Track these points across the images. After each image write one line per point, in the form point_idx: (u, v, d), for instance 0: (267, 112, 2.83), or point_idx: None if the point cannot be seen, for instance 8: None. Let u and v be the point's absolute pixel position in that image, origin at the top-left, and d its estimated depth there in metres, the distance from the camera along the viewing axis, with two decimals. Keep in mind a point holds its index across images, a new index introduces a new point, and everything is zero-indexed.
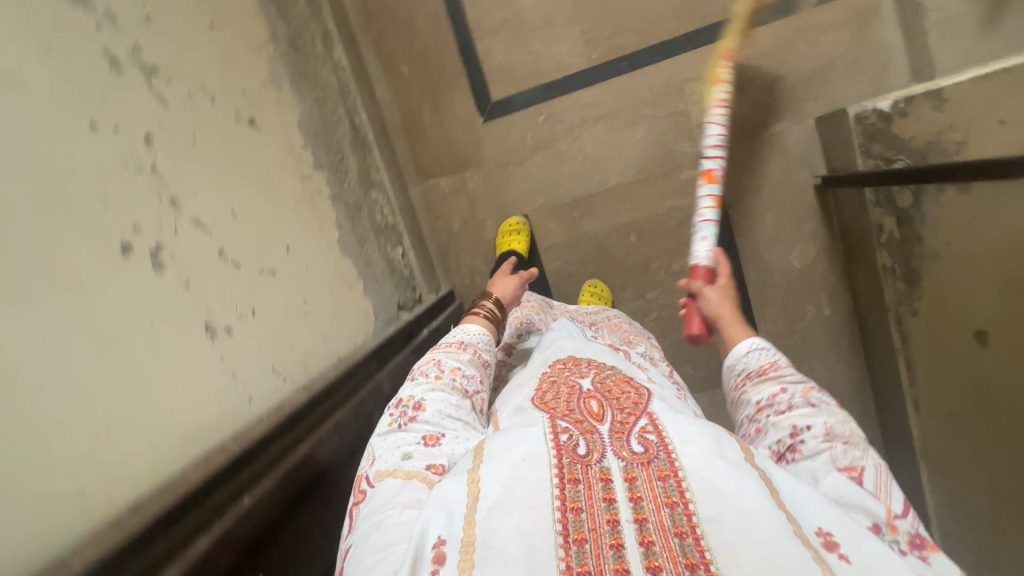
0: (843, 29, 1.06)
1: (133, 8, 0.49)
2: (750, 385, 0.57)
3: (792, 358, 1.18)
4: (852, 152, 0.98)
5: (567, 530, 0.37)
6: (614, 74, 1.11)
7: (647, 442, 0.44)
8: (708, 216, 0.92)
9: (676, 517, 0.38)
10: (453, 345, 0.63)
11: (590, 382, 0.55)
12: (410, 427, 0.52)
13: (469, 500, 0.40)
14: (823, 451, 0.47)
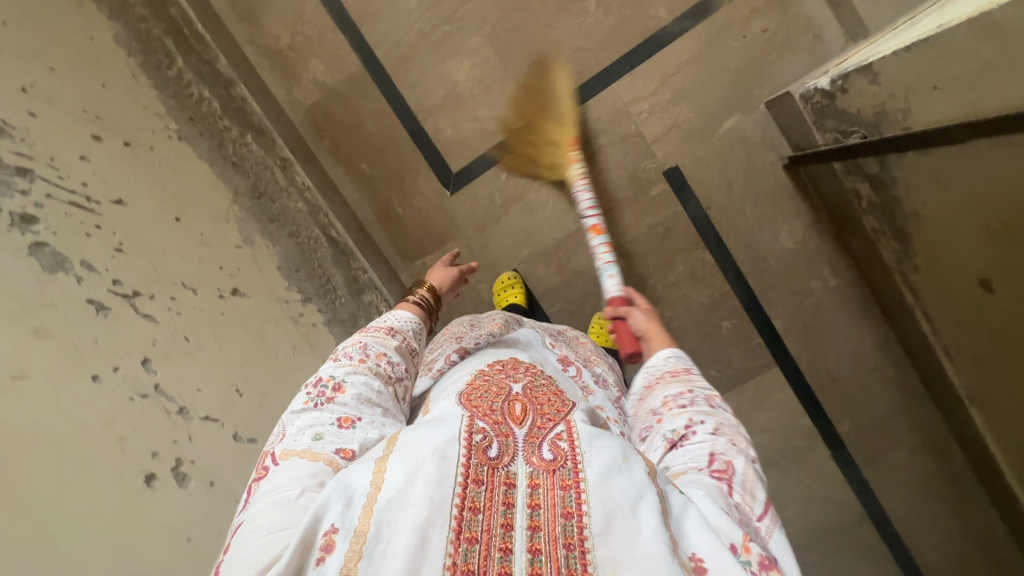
0: (768, 13, 1.07)
1: (103, 247, 0.54)
2: (666, 383, 0.65)
3: (810, 336, 1.17)
4: (809, 129, 0.98)
5: (460, 527, 0.38)
6: (560, 116, 1.13)
7: (559, 450, 0.46)
8: (607, 258, 0.99)
9: (567, 528, 0.39)
10: (381, 329, 0.63)
11: (521, 387, 0.56)
12: (326, 407, 0.52)
13: (370, 487, 0.39)
14: (706, 443, 0.54)
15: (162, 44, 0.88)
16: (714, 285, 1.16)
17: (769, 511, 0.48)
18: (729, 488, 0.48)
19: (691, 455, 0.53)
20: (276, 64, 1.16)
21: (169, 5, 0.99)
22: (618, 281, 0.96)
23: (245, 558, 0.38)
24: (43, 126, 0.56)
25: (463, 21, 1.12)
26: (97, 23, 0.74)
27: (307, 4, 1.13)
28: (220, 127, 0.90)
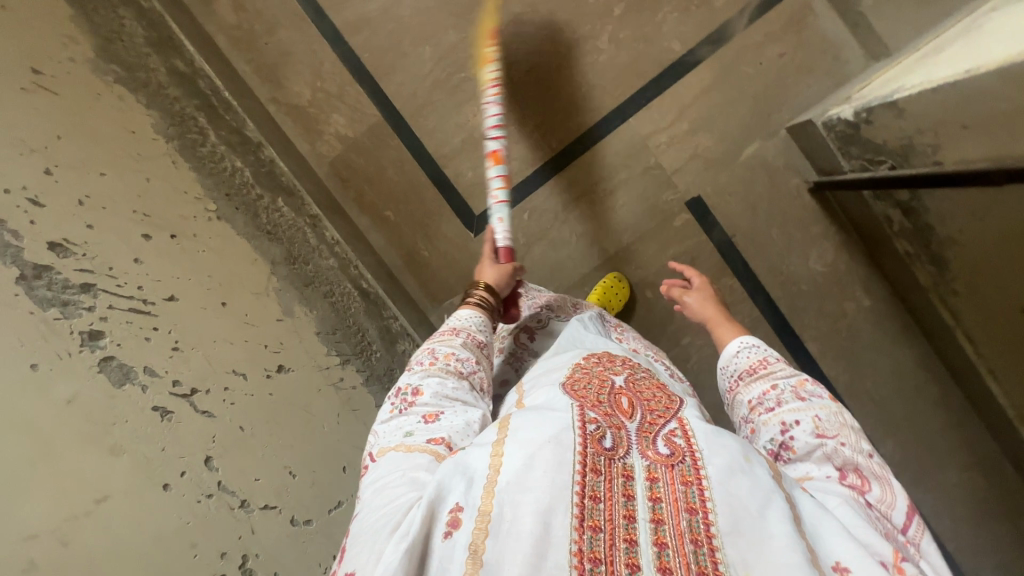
0: (784, 37, 1.05)
1: (161, 348, 0.58)
2: (744, 387, 0.66)
3: (846, 357, 1.15)
4: (834, 156, 0.97)
5: (583, 515, 0.40)
6: (578, 154, 1.14)
7: (674, 444, 0.47)
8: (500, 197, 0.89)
9: (694, 523, 0.40)
10: (445, 332, 0.66)
11: (622, 380, 0.58)
12: (410, 412, 0.57)
13: (490, 471, 0.43)
14: (814, 451, 0.54)
15: (195, 122, 0.92)
16: (744, 311, 1.15)
17: (914, 521, 0.49)
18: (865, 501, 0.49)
19: (805, 465, 0.54)
20: (298, 120, 1.20)
21: (196, 78, 1.03)
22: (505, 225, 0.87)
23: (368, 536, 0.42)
24: (99, 234, 0.59)
25: (477, 67, 1.13)
26: (136, 115, 0.79)
27: (326, 61, 1.17)
28: (253, 197, 0.93)
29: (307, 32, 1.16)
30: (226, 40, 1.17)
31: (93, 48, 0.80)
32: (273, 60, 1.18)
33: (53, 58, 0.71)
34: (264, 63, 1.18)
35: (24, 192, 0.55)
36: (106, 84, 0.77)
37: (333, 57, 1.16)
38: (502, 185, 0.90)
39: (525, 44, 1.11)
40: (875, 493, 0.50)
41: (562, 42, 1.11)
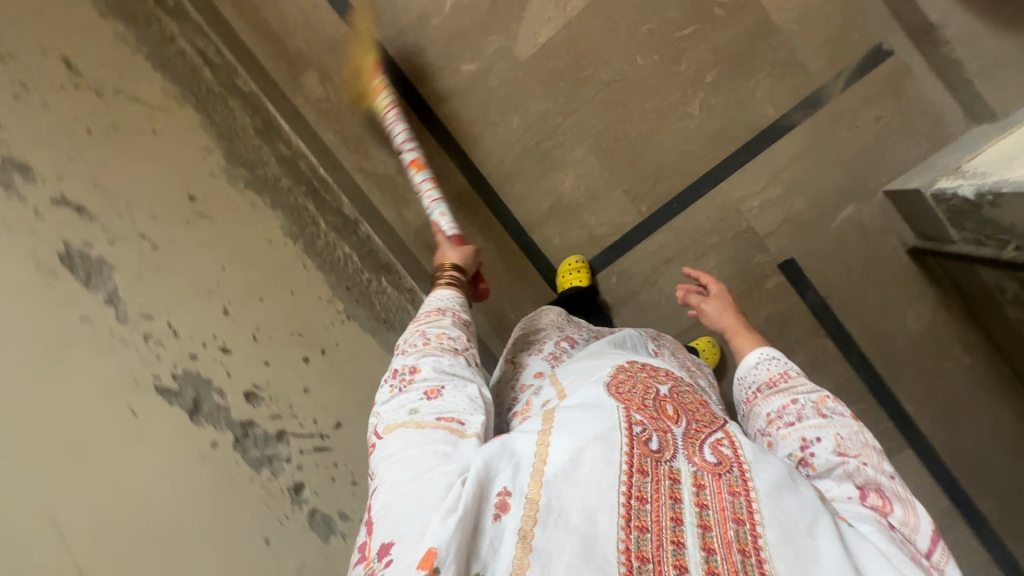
0: (881, 101, 1.05)
1: (346, 485, 0.71)
2: (763, 398, 0.64)
3: (944, 415, 1.14)
4: (942, 226, 0.97)
5: (629, 516, 0.42)
6: (669, 218, 1.14)
7: (720, 453, 0.48)
8: (432, 196, 1.00)
9: (741, 534, 0.42)
10: (432, 313, 0.69)
11: (666, 387, 0.57)
12: (409, 389, 0.58)
13: (536, 460, 0.45)
14: (835, 467, 0.52)
15: (308, 212, 0.94)
16: (838, 371, 1.15)
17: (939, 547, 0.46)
18: (890, 524, 0.47)
19: (826, 482, 0.53)
20: (385, 189, 1.21)
21: (298, 159, 1.04)
22: (449, 218, 0.97)
23: (403, 515, 0.43)
24: (275, 370, 0.70)
25: (566, 135, 1.14)
26: (269, 222, 0.83)
27: (413, 132, 1.18)
28: (363, 282, 0.95)
29: None
30: (315, 112, 1.19)
31: (224, 154, 0.83)
32: (360, 131, 1.19)
33: (200, 182, 0.77)
34: (351, 134, 1.19)
35: (215, 341, 0.66)
36: (242, 193, 0.81)
37: (421, 127, 1.17)
38: (429, 186, 1.01)
39: (616, 112, 1.12)
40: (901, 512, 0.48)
41: (653, 110, 1.11)
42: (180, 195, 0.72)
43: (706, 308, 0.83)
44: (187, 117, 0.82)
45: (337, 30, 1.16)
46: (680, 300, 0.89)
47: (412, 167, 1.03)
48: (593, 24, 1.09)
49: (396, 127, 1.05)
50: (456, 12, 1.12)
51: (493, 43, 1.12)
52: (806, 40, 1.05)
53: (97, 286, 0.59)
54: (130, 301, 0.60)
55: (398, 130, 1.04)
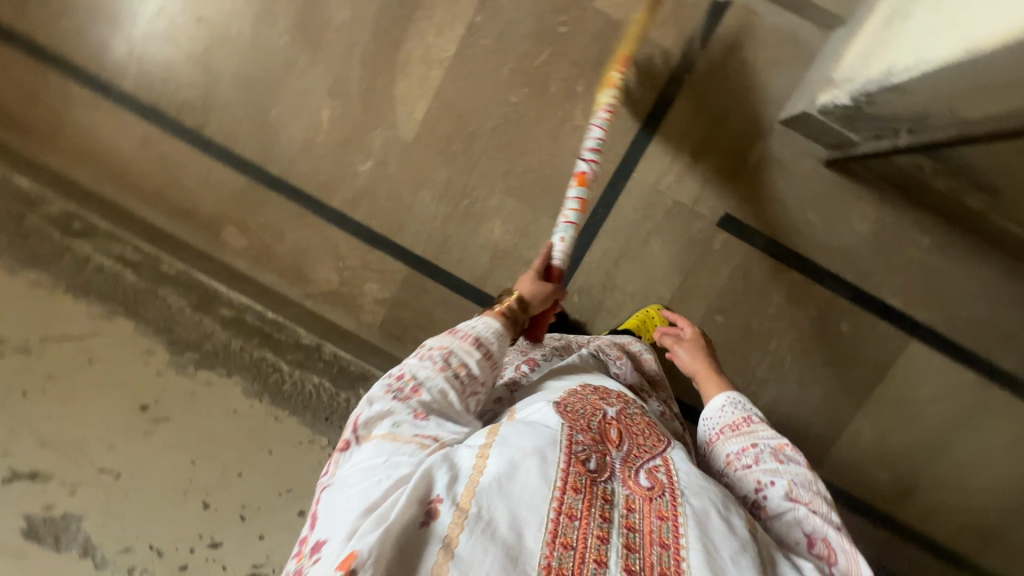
0: (741, 46, 1.09)
1: None
2: (727, 438, 0.78)
3: (931, 298, 1.14)
4: (840, 132, 1.00)
5: (556, 533, 0.50)
6: (601, 224, 1.17)
7: (654, 478, 0.59)
8: (570, 216, 0.96)
9: (664, 557, 0.52)
10: (466, 338, 0.74)
11: (613, 410, 0.68)
12: (405, 401, 0.65)
13: (473, 472, 0.53)
14: (786, 510, 0.67)
15: (268, 362, 0.98)
16: (815, 297, 1.16)
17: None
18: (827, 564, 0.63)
19: (779, 519, 0.67)
20: (338, 303, 1.24)
21: (245, 312, 1.07)
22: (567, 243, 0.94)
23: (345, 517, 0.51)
24: (270, 541, 0.80)
25: (477, 189, 1.18)
26: (227, 390, 0.91)
27: (341, 243, 1.22)
28: (343, 403, 0.98)
29: (315, 225, 1.22)
30: (246, 261, 1.23)
31: (166, 346, 0.92)
32: (294, 261, 1.23)
33: (152, 386, 0.87)
34: (286, 267, 1.23)
35: (202, 540, 0.78)
36: (194, 377, 0.90)
37: (346, 236, 1.21)
38: (574, 205, 0.96)
39: (513, 150, 1.15)
40: (840, 563, 0.63)
41: (544, 135, 1.15)
42: (136, 410, 0.84)
43: (680, 351, 0.96)
44: (123, 330, 0.92)
45: (237, 182, 1.21)
46: (659, 339, 1.01)
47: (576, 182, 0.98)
48: (458, 83, 1.14)
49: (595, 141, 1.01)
50: (336, 124, 1.17)
51: (379, 136, 1.17)
52: (650, 21, 1.10)
53: (68, 541, 0.74)
54: (104, 545, 0.75)
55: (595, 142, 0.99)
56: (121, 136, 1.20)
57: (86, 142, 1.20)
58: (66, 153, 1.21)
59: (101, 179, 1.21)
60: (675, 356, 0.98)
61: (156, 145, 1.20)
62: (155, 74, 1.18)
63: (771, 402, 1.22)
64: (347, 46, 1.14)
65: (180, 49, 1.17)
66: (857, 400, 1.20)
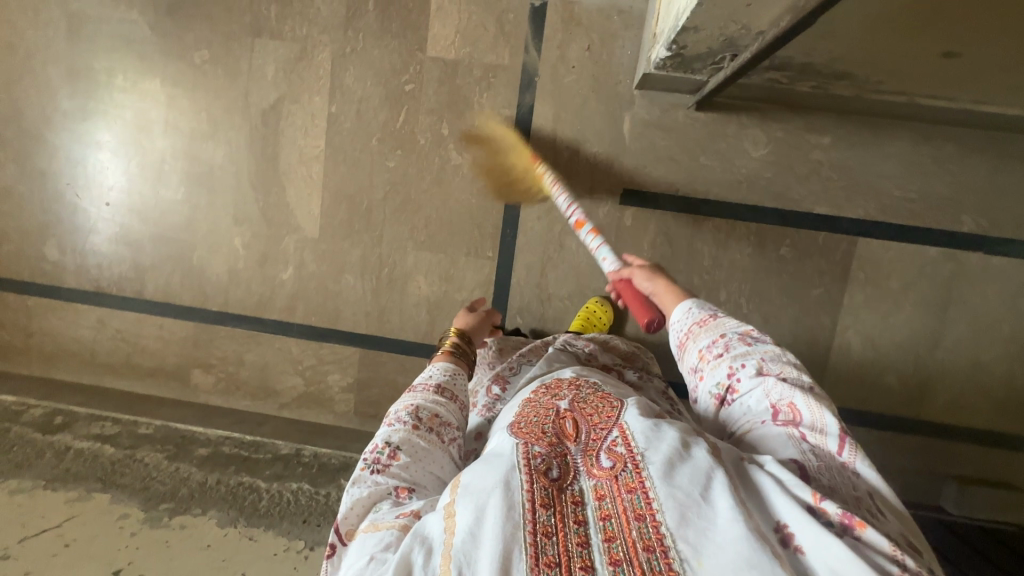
0: (573, 35, 1.12)
1: None
2: (697, 334, 0.72)
3: (858, 192, 1.10)
4: (685, 76, 1.00)
5: (537, 555, 0.46)
6: (514, 243, 1.19)
7: (614, 455, 0.55)
8: (597, 244, 0.95)
9: (643, 530, 0.48)
10: (429, 389, 0.78)
11: (567, 402, 0.64)
12: (384, 477, 0.64)
13: (446, 534, 0.49)
14: (757, 388, 0.64)
15: (244, 485, 1.06)
16: (744, 234, 1.14)
17: (848, 445, 0.56)
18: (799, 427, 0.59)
19: (750, 399, 0.64)
20: (311, 402, 1.30)
21: (222, 444, 1.15)
22: (614, 260, 0.91)
23: None
24: None
25: (392, 255, 1.22)
26: (200, 527, 0.99)
27: (293, 348, 1.28)
28: (323, 500, 1.04)
29: (265, 340, 1.29)
30: (221, 394, 1.32)
31: (139, 505, 1.01)
32: (259, 379, 1.30)
33: (122, 549, 0.95)
34: (256, 387, 1.31)
35: None
36: (167, 525, 0.99)
37: (295, 340, 1.28)
38: (594, 238, 0.96)
39: (409, 209, 1.21)
40: (809, 426, 0.59)
41: (431, 184, 1.19)
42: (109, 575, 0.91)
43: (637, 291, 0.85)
44: (99, 504, 1.01)
45: (187, 328, 1.30)
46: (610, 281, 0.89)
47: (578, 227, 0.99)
48: (337, 169, 1.20)
49: (562, 196, 1.01)
50: (249, 246, 1.26)
51: (290, 243, 1.24)
52: (483, 48, 1.14)
53: None
54: None
55: (564, 198, 1.00)
56: (82, 326, 1.33)
57: (58, 342, 1.34)
58: (47, 358, 1.35)
59: (81, 368, 1.34)
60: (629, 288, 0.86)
61: (111, 324, 1.32)
62: (89, 263, 1.30)
63: None
64: (233, 176, 1.23)
65: (101, 235, 1.29)
66: (831, 316, 1.15)
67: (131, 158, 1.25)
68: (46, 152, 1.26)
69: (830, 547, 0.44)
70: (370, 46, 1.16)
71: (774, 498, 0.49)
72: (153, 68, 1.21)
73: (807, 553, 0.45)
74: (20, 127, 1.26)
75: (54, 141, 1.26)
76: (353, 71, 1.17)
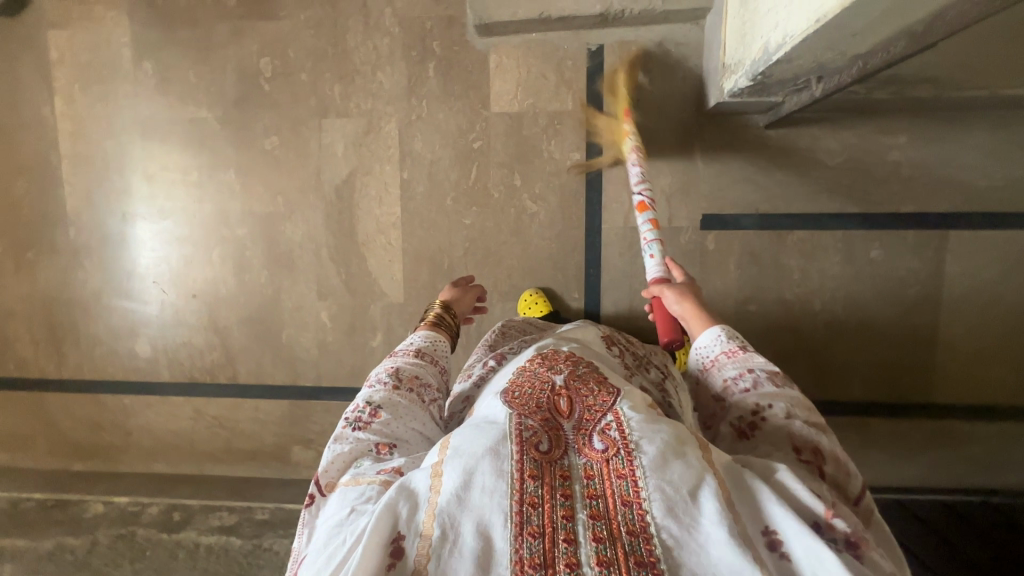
0: (633, 72, 1.14)
1: None
2: (723, 365, 0.71)
3: (942, 186, 1.10)
4: (760, 100, 1.01)
5: (521, 524, 0.45)
6: (599, 281, 1.20)
7: (608, 438, 0.51)
8: (650, 237, 0.95)
9: (629, 515, 0.46)
10: (410, 352, 0.77)
11: (563, 375, 0.59)
12: (366, 434, 0.64)
13: (431, 492, 0.47)
14: (780, 427, 0.61)
15: None
16: (830, 243, 1.14)
17: (865, 494, 0.58)
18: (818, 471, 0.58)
19: (771, 435, 0.61)
20: None
21: None
22: (661, 260, 0.93)
23: None
24: None
25: None
26: None
27: None
28: None
29: None
30: None
31: None
32: None
33: None
34: None
35: None
36: None
37: None
38: (651, 228, 0.96)
39: (490, 262, 1.22)
40: (831, 465, 0.58)
41: (509, 236, 1.21)
42: None
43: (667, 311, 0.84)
44: None
45: (282, 407, 1.32)
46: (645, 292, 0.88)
47: (640, 210, 0.99)
48: (415, 233, 1.23)
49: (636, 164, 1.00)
50: (336, 319, 1.27)
51: (376, 310, 1.26)
52: (546, 96, 1.16)
53: None
54: None
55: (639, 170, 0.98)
56: (178, 417, 1.35)
57: (157, 435, 1.36)
58: (147, 453, 1.37)
59: (183, 459, 1.36)
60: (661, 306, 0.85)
61: (207, 412, 1.34)
62: (180, 354, 1.32)
63: (847, 354, 1.17)
64: (313, 253, 1.26)
65: (187, 325, 1.31)
66: (932, 312, 1.14)
67: (211, 248, 1.28)
68: (129, 253, 1.30)
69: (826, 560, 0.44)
70: (435, 111, 1.19)
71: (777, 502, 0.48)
72: (225, 160, 1.25)
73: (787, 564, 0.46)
74: (102, 233, 1.30)
75: (136, 243, 1.30)
76: (421, 137, 1.20)
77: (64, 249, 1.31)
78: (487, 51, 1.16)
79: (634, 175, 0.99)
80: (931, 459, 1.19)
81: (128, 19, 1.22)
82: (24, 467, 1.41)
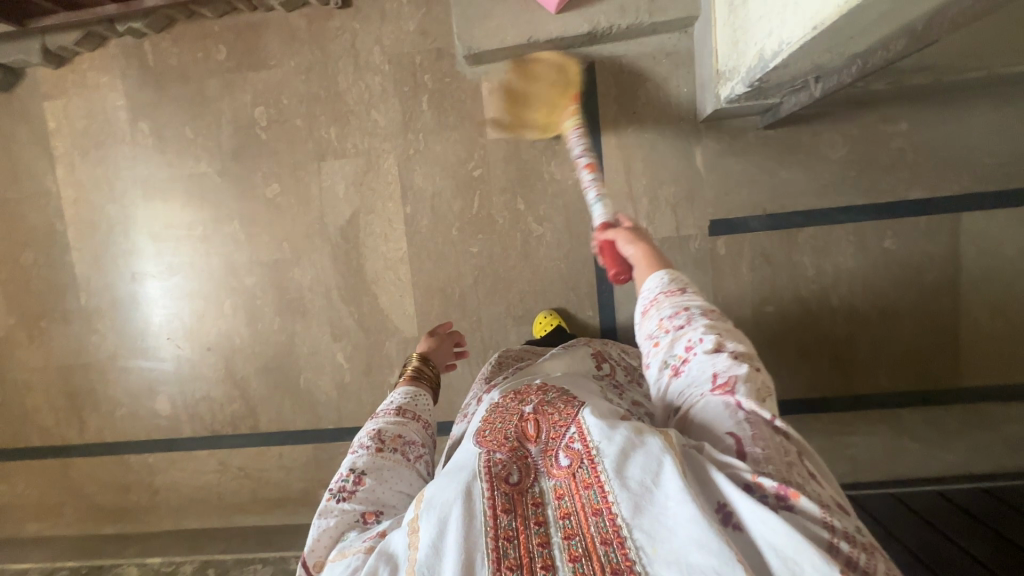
0: (626, 86, 1.14)
1: None
2: (661, 304, 0.64)
3: (949, 170, 1.09)
4: (757, 103, 1.00)
5: (498, 559, 0.42)
6: (612, 296, 1.20)
7: (572, 451, 0.48)
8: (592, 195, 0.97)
9: (601, 525, 0.43)
10: (391, 411, 0.71)
11: (530, 404, 0.55)
12: (352, 502, 0.59)
13: (410, 550, 0.45)
14: (705, 363, 0.55)
15: None
16: (842, 236, 1.13)
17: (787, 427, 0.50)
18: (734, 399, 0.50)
19: (698, 370, 0.55)
20: None
21: None
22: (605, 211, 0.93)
23: None
24: None
25: (495, 336, 1.23)
26: None
27: None
28: None
29: None
30: None
31: None
32: None
33: None
34: None
35: None
36: None
37: None
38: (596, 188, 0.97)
39: (501, 288, 1.21)
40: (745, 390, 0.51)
41: (518, 260, 1.20)
42: None
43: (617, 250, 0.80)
44: None
45: (306, 453, 1.31)
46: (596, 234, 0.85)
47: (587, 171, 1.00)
48: (424, 266, 1.22)
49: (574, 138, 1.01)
50: (352, 359, 1.27)
51: (392, 346, 1.26)
52: None
53: None
54: None
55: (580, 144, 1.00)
56: (203, 472, 1.34)
57: (184, 491, 1.35)
58: (176, 510, 1.36)
59: (212, 513, 1.35)
60: (610, 246, 0.81)
61: (232, 464, 1.33)
62: (200, 409, 1.32)
63: (871, 347, 1.16)
64: (323, 296, 1.26)
65: (203, 379, 1.31)
66: (954, 296, 1.12)
67: (221, 299, 1.28)
68: (139, 312, 1.31)
69: (772, 523, 0.40)
70: (432, 143, 1.19)
71: (713, 473, 0.44)
72: (227, 212, 1.25)
73: (742, 537, 0.41)
74: (112, 296, 1.30)
75: (147, 302, 1.30)
76: (421, 170, 1.20)
77: (77, 314, 1.32)
78: (478, 80, 1.17)
79: (574, 145, 1.02)
80: (971, 444, 1.16)
81: (121, 83, 1.23)
82: (53, 534, 1.41)
